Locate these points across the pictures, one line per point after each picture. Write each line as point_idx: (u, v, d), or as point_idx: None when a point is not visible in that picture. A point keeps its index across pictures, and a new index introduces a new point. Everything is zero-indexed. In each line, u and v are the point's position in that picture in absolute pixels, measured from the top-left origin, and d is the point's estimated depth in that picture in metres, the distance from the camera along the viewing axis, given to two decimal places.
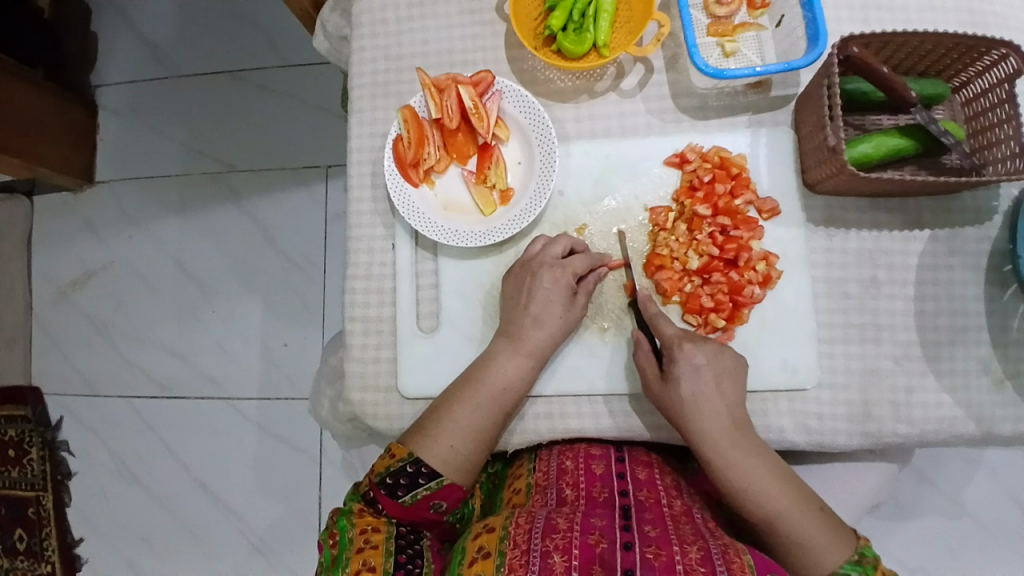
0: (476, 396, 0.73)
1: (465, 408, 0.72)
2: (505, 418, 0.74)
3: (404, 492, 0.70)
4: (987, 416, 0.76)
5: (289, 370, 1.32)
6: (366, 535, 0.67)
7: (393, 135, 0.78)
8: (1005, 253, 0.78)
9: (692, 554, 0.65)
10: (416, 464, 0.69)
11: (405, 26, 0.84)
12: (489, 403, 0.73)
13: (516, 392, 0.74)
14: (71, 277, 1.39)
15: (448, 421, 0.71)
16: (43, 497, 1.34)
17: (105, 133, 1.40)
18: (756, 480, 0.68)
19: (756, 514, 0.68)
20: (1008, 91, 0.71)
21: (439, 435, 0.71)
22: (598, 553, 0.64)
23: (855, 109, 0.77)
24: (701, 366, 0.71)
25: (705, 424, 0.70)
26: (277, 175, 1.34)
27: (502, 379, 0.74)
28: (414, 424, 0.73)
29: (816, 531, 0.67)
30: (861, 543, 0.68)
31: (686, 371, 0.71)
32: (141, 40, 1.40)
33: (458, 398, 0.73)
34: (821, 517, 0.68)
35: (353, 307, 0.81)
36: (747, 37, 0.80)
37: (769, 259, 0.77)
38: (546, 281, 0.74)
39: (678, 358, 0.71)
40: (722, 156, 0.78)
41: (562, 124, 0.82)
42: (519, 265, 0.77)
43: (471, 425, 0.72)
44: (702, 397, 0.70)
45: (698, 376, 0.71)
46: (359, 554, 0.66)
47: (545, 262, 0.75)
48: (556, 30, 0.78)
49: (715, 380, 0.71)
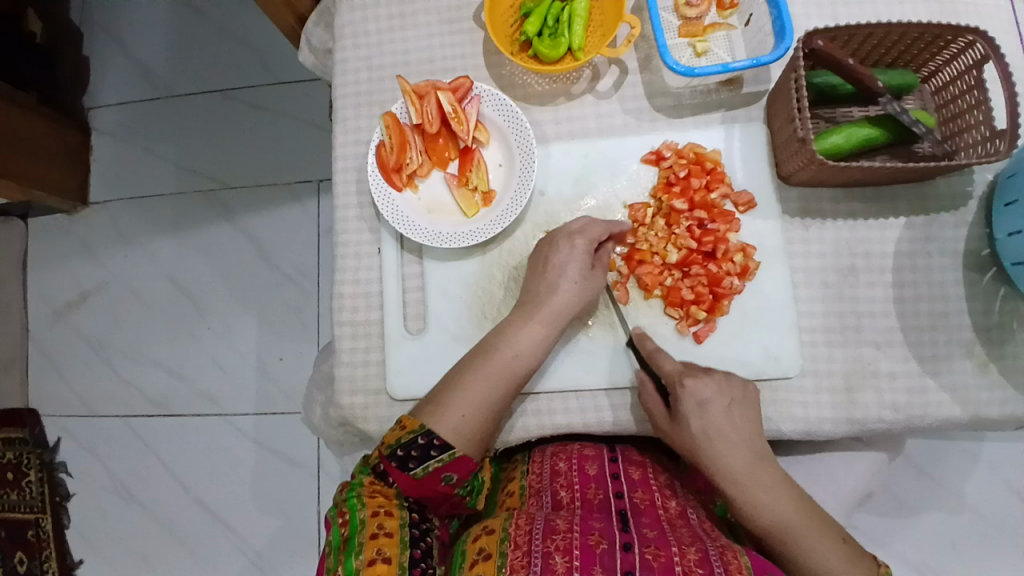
0: (490, 365, 0.73)
1: (480, 376, 0.72)
2: (518, 388, 0.74)
3: (415, 465, 0.69)
4: (972, 399, 0.77)
5: (285, 384, 1.33)
6: (379, 520, 0.66)
7: (375, 142, 0.80)
8: (982, 238, 0.79)
9: (690, 555, 0.66)
10: (428, 436, 0.69)
11: (386, 36, 0.86)
12: (502, 372, 0.73)
13: (530, 362, 0.74)
14: (67, 298, 1.40)
15: (463, 393, 0.72)
16: (42, 519, 1.33)
17: (99, 156, 1.42)
18: (784, 516, 0.68)
19: (784, 549, 0.69)
20: (977, 77, 0.73)
21: (450, 404, 0.71)
22: (598, 553, 0.65)
23: (825, 101, 0.78)
24: (707, 400, 0.71)
25: (722, 461, 0.70)
26: (270, 191, 1.36)
27: (516, 347, 0.74)
28: (423, 401, 0.74)
29: (846, 565, 0.67)
30: (882, 570, 0.69)
31: (693, 410, 0.71)
32: (134, 64, 1.43)
33: (473, 367, 0.73)
34: (841, 545, 0.68)
35: (342, 312, 0.82)
36: (718, 37, 0.82)
37: (747, 250, 0.78)
38: (563, 250, 0.76)
39: (683, 397, 0.71)
40: (697, 152, 0.80)
41: (541, 127, 0.84)
42: (545, 237, 0.78)
43: (484, 395, 0.72)
44: (713, 431, 0.71)
45: (706, 412, 0.71)
46: (373, 541, 0.64)
47: (561, 234, 0.76)
48: (532, 36, 0.80)
49: (724, 413, 0.71)
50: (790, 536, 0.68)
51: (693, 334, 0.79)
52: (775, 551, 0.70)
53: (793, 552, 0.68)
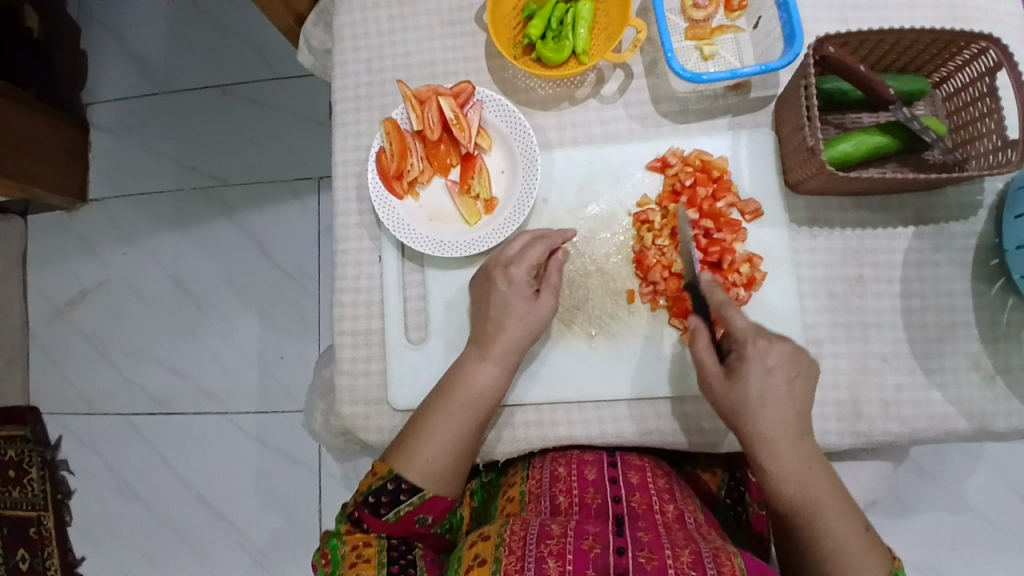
0: (450, 406, 0.72)
1: (440, 417, 0.72)
2: (482, 423, 0.73)
3: (387, 509, 0.70)
4: (978, 411, 0.76)
5: (287, 383, 1.32)
6: (358, 550, 0.68)
7: (376, 148, 0.79)
8: (991, 248, 0.78)
9: (683, 557, 0.65)
10: (396, 481, 0.69)
11: (386, 39, 0.85)
12: (463, 412, 0.72)
13: (491, 398, 0.74)
14: (67, 295, 1.39)
15: (425, 436, 0.71)
16: (44, 516, 1.34)
17: (97, 152, 1.41)
18: (811, 491, 0.66)
19: (801, 525, 0.67)
20: (989, 85, 0.72)
21: (415, 448, 0.70)
22: (591, 557, 0.64)
23: (835, 107, 0.77)
24: (772, 368, 0.67)
25: (768, 425, 0.67)
26: (269, 188, 1.35)
27: (474, 387, 0.73)
28: (393, 442, 0.73)
29: (863, 556, 0.64)
30: (895, 565, 0.66)
31: (757, 372, 0.67)
32: (132, 59, 1.41)
33: (432, 410, 0.72)
34: (863, 534, 0.66)
35: (342, 321, 0.81)
36: (725, 40, 0.80)
37: (753, 260, 0.77)
38: (502, 285, 0.75)
39: (749, 356, 0.68)
40: (703, 160, 0.78)
41: (544, 132, 0.83)
42: (483, 271, 0.77)
43: (446, 435, 0.71)
44: (770, 397, 0.67)
45: (768, 378, 0.67)
46: (352, 569, 0.66)
47: (500, 267, 0.75)
48: (535, 38, 0.79)
49: (785, 382, 0.68)
50: (811, 514, 0.66)
51: None
52: (792, 525, 0.68)
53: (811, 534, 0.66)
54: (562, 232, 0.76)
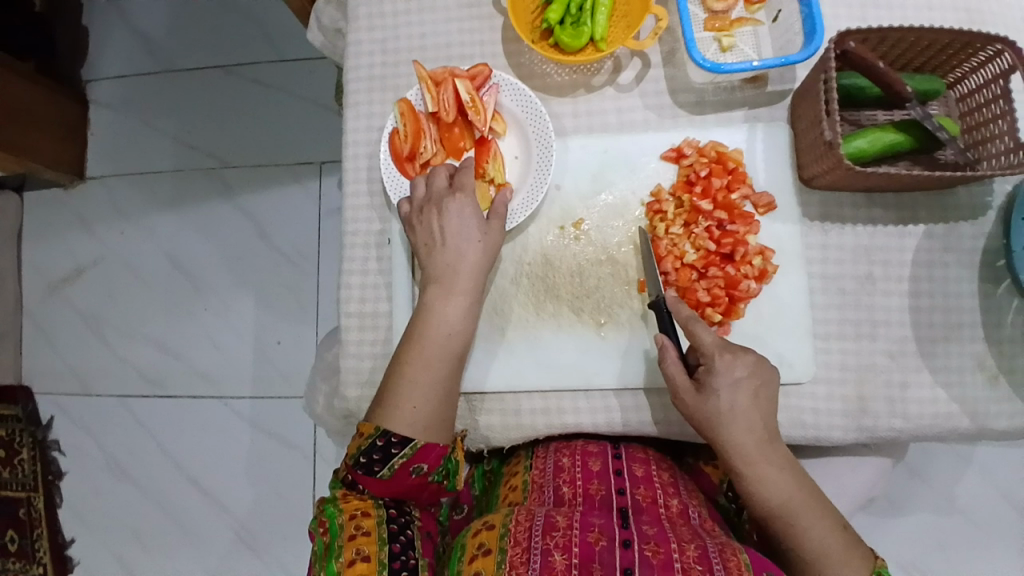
0: (421, 348, 0.71)
1: (415, 364, 0.70)
2: (459, 361, 0.73)
3: (381, 466, 0.68)
4: (981, 411, 0.76)
5: (283, 367, 1.31)
6: (357, 520, 0.66)
7: (389, 128, 0.78)
8: (998, 250, 0.78)
9: (689, 551, 0.65)
10: (386, 435, 0.67)
11: (402, 19, 0.84)
12: (437, 352, 0.71)
13: (463, 333, 0.73)
14: (62, 273, 1.37)
15: (405, 386, 0.69)
16: (35, 497, 1.32)
17: (96, 128, 1.38)
18: (791, 500, 0.67)
19: (785, 536, 0.68)
20: (1003, 87, 0.72)
21: (397, 399, 0.69)
22: (598, 550, 0.64)
23: (851, 104, 0.77)
24: (739, 379, 0.69)
25: (739, 439, 0.68)
26: (271, 170, 1.33)
27: (445, 323, 0.72)
28: (372, 403, 0.71)
29: (848, 558, 0.66)
30: (878, 564, 0.67)
31: (725, 385, 0.69)
32: (134, 35, 1.39)
33: (404, 359, 0.71)
34: (846, 538, 0.67)
35: (349, 303, 0.80)
36: (744, 33, 0.80)
37: (765, 253, 0.77)
38: (455, 212, 0.74)
39: (716, 370, 0.69)
40: (718, 151, 0.78)
41: (559, 119, 0.82)
42: (421, 203, 0.75)
43: (424, 376, 0.70)
44: (739, 410, 0.68)
45: (736, 392, 0.69)
46: (351, 541, 0.65)
47: (443, 195, 0.75)
48: (553, 24, 0.78)
49: (751, 393, 0.69)
50: (792, 524, 0.67)
51: None
52: (774, 536, 0.69)
53: (790, 541, 0.68)
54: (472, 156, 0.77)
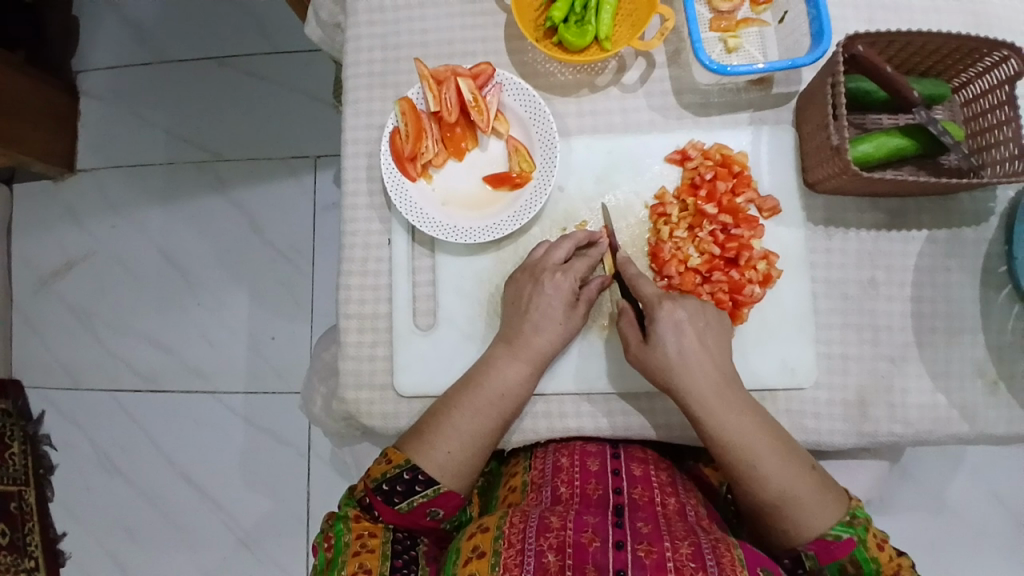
0: (475, 404, 0.72)
1: (465, 414, 0.71)
2: (504, 424, 0.73)
3: (400, 499, 0.69)
4: (980, 416, 0.76)
5: (278, 364, 1.29)
6: (363, 539, 0.67)
7: (390, 128, 0.77)
8: (1000, 256, 0.78)
9: (683, 550, 0.63)
10: (413, 470, 0.69)
11: (403, 15, 0.82)
12: (488, 410, 0.72)
13: (518, 397, 0.73)
14: (53, 266, 1.35)
15: (446, 429, 0.70)
16: (25, 491, 1.30)
17: (87, 120, 1.36)
18: (747, 433, 0.67)
19: (749, 470, 0.67)
20: (1008, 93, 0.71)
21: (435, 439, 0.70)
22: (591, 552, 0.63)
23: (858, 107, 0.76)
24: (683, 322, 0.70)
25: (694, 384, 0.68)
26: (265, 165, 1.31)
27: (502, 385, 0.72)
28: (409, 431, 0.73)
29: (816, 493, 0.67)
30: (852, 503, 0.68)
31: (668, 328, 0.70)
32: (126, 24, 1.36)
33: (455, 404, 0.72)
34: (811, 475, 0.67)
35: (348, 304, 0.79)
36: (750, 33, 0.79)
37: (770, 258, 0.76)
38: (548, 288, 0.74)
39: (659, 317, 0.70)
40: (724, 154, 0.77)
41: (563, 119, 0.81)
42: (523, 270, 0.76)
43: (471, 434, 0.71)
44: (688, 352, 0.69)
45: (682, 334, 0.70)
46: (355, 558, 0.65)
47: (546, 269, 0.75)
48: (558, 22, 0.76)
49: (697, 336, 0.70)
50: (755, 460, 0.67)
51: None
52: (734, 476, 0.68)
53: (760, 481, 0.67)
54: (588, 233, 0.77)
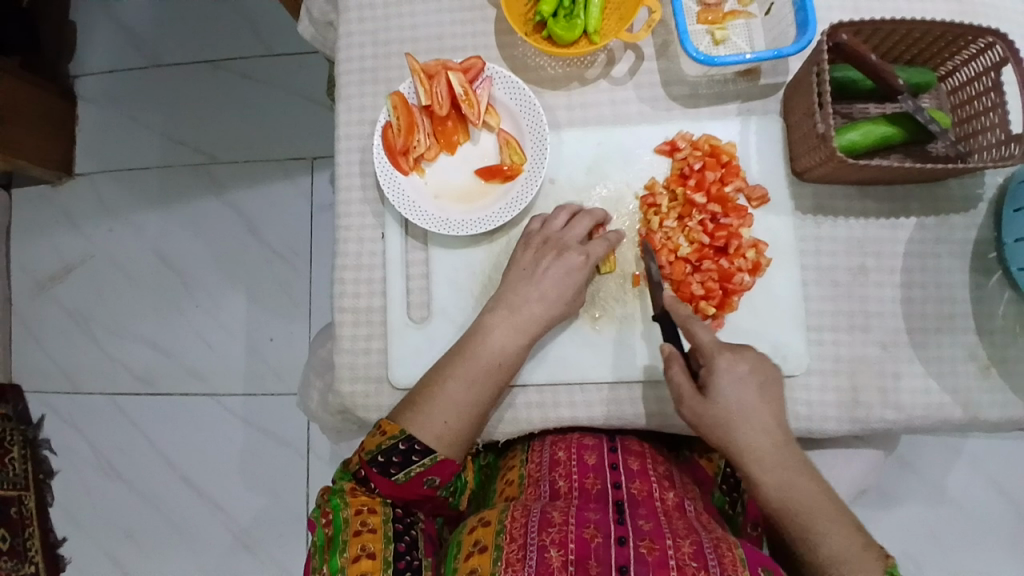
0: (471, 372, 0.72)
1: (459, 385, 0.71)
2: (499, 394, 0.74)
3: (397, 470, 0.69)
4: (972, 401, 0.77)
5: (276, 364, 1.30)
6: (363, 517, 0.67)
7: (382, 122, 0.78)
8: (989, 241, 0.79)
9: (685, 547, 0.64)
10: (409, 441, 0.68)
11: (393, 11, 0.83)
12: (484, 377, 0.72)
13: (512, 367, 0.74)
14: (51, 271, 1.36)
15: (442, 400, 0.71)
16: (25, 496, 1.29)
17: (84, 124, 1.37)
18: (802, 493, 0.65)
19: (799, 530, 0.64)
20: (994, 79, 0.72)
21: (430, 410, 0.70)
22: (593, 546, 0.63)
23: (844, 96, 0.77)
24: (741, 375, 0.67)
25: (752, 436, 0.66)
26: (261, 166, 1.32)
27: (497, 353, 0.73)
28: (403, 401, 0.72)
29: (865, 555, 0.62)
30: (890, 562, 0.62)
31: (729, 381, 0.67)
32: (122, 30, 1.37)
33: (450, 375, 0.72)
34: (859, 535, 0.63)
35: (343, 298, 0.80)
36: (737, 25, 0.80)
37: (759, 247, 0.77)
38: (548, 261, 0.75)
39: (718, 368, 0.67)
40: (712, 145, 0.78)
41: (553, 112, 0.82)
42: (522, 240, 0.78)
43: (466, 405, 0.71)
44: (746, 406, 0.67)
45: (742, 387, 0.67)
46: (357, 537, 0.65)
47: (551, 238, 0.76)
48: (546, 16, 0.77)
49: (755, 388, 0.67)
50: (806, 519, 0.64)
51: None
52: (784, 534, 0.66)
53: (806, 539, 0.64)
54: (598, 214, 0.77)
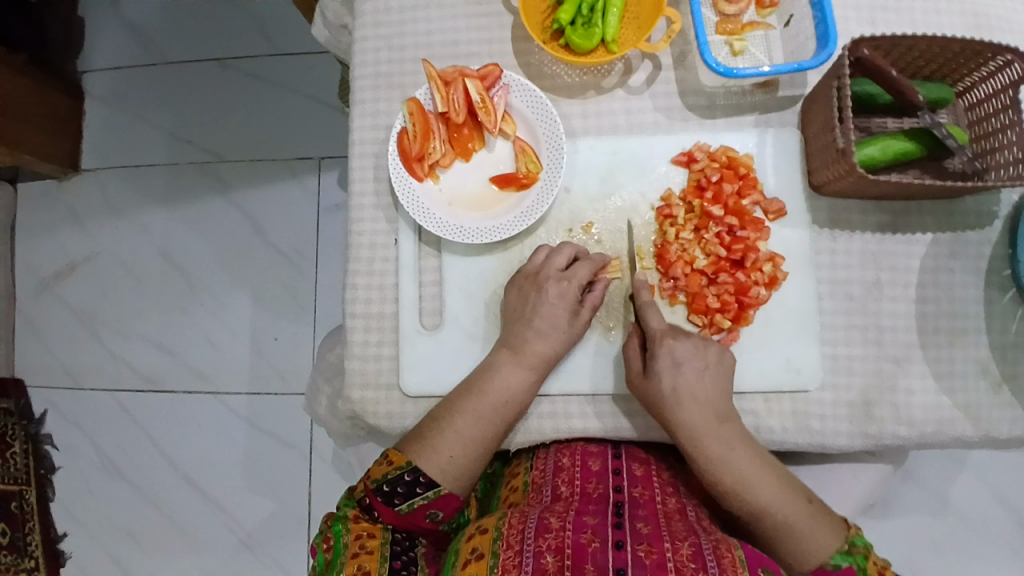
0: (479, 408, 0.72)
1: (468, 419, 0.71)
2: (506, 429, 0.73)
3: (401, 500, 0.69)
4: (984, 417, 0.77)
5: (280, 364, 1.29)
6: (361, 540, 0.67)
7: (397, 128, 0.77)
8: (1003, 258, 0.78)
9: (683, 550, 0.63)
10: (415, 473, 0.69)
11: (409, 16, 0.82)
12: (490, 414, 0.72)
13: (520, 402, 0.73)
14: (56, 266, 1.35)
15: (449, 433, 0.71)
16: (26, 491, 1.30)
17: (90, 121, 1.36)
18: (745, 472, 0.69)
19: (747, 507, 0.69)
20: (1011, 97, 0.71)
21: (438, 442, 0.70)
22: (590, 551, 0.62)
23: (862, 111, 0.76)
24: (681, 360, 0.72)
25: (689, 418, 0.70)
26: (269, 166, 1.32)
27: (505, 390, 0.73)
28: (411, 433, 0.73)
29: (812, 524, 0.68)
30: (851, 531, 0.69)
31: (667, 367, 0.71)
32: (130, 26, 1.36)
33: (458, 409, 0.72)
34: (807, 506, 0.69)
35: (354, 304, 0.79)
36: (755, 36, 0.80)
37: (776, 260, 0.76)
38: (553, 296, 0.74)
39: (659, 353, 0.72)
40: (730, 156, 0.78)
41: (568, 120, 0.81)
42: (525, 277, 0.76)
43: (473, 438, 0.71)
44: (684, 389, 0.71)
45: (680, 370, 0.71)
46: (354, 559, 0.65)
47: (550, 275, 0.75)
48: (564, 24, 0.77)
49: (695, 373, 0.72)
50: (750, 496, 0.69)
51: (715, 343, 0.78)
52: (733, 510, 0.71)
53: (755, 513, 0.69)
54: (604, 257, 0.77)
